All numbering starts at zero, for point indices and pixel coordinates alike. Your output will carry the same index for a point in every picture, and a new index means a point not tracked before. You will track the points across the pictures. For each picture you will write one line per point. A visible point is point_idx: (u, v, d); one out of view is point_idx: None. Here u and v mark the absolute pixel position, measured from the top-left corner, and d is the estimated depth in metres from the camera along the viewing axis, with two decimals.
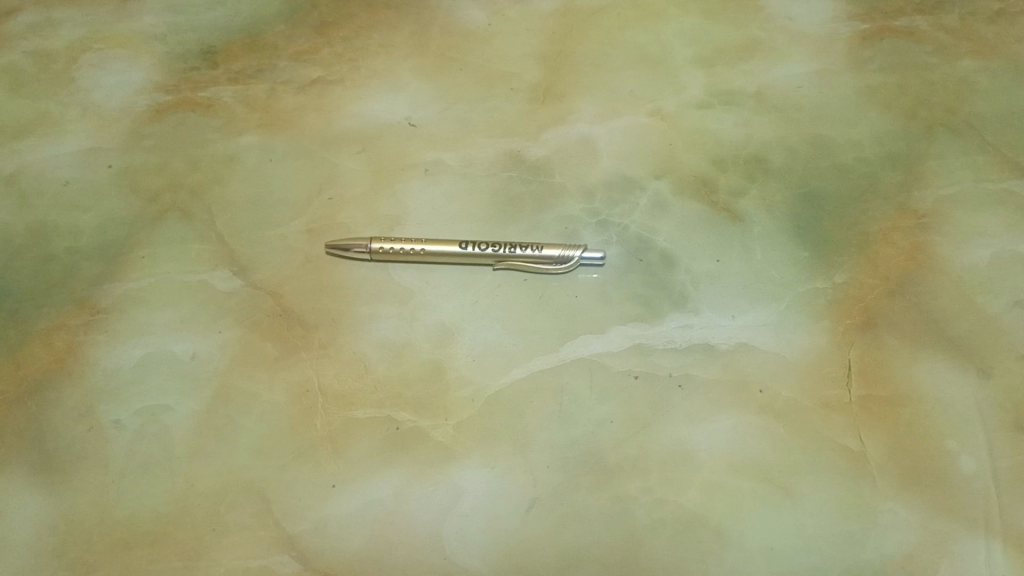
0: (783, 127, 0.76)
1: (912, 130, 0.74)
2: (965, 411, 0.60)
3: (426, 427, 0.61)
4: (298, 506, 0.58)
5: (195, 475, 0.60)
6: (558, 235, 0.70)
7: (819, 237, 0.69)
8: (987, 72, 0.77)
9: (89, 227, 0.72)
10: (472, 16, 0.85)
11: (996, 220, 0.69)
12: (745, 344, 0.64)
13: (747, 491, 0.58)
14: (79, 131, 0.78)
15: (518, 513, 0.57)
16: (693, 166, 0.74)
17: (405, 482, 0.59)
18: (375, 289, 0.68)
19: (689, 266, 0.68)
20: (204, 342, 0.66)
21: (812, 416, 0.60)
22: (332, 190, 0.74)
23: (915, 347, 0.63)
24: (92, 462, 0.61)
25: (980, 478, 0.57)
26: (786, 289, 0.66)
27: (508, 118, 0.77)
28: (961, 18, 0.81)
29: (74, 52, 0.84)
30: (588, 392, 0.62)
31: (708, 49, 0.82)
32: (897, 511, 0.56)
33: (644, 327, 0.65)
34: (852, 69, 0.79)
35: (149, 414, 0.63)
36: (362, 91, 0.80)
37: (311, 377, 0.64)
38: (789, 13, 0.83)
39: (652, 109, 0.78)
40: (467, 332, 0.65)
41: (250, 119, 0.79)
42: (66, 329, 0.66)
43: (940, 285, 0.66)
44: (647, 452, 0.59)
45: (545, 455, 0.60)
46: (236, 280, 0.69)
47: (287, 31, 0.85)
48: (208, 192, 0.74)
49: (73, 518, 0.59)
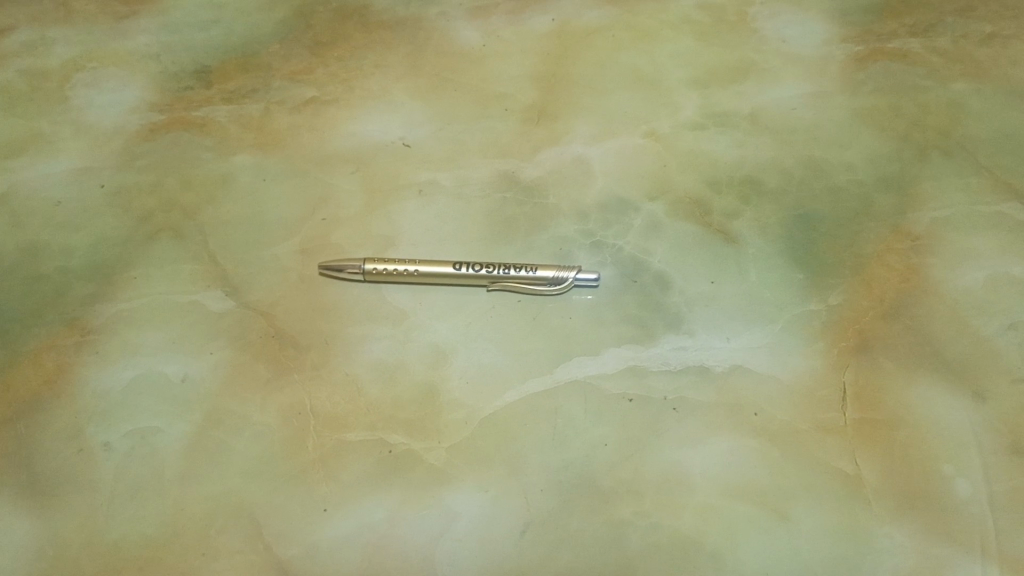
0: (777, 148, 0.76)
1: (906, 152, 0.75)
2: (961, 435, 0.60)
3: (418, 450, 0.61)
4: (289, 529, 0.58)
5: (185, 498, 0.59)
6: (552, 256, 0.70)
7: (812, 259, 0.69)
8: (980, 95, 0.78)
9: (81, 247, 0.72)
10: (467, 37, 0.85)
11: (991, 243, 0.69)
12: (740, 366, 0.63)
13: (743, 515, 0.57)
14: (72, 150, 0.78)
15: (513, 538, 0.57)
16: (687, 187, 0.74)
17: (397, 505, 0.58)
18: (369, 310, 0.68)
19: (684, 288, 0.68)
20: (196, 363, 0.65)
21: (807, 439, 0.60)
22: (325, 210, 0.73)
23: (910, 369, 0.63)
24: (81, 483, 0.60)
25: (976, 502, 0.57)
26: (781, 311, 0.66)
27: (503, 139, 0.77)
28: (953, 41, 0.82)
29: (67, 71, 0.84)
30: (583, 414, 0.62)
31: (702, 71, 0.82)
32: (892, 536, 0.56)
33: (638, 349, 0.64)
34: (846, 91, 0.79)
35: (140, 436, 0.62)
36: (357, 111, 0.80)
37: (304, 399, 0.63)
38: (783, 37, 0.84)
39: (646, 130, 0.78)
40: (461, 353, 0.65)
41: (244, 139, 0.78)
42: (56, 350, 0.66)
43: (934, 307, 0.66)
44: (641, 476, 0.59)
45: (538, 479, 0.59)
46: (228, 300, 0.68)
47: (282, 52, 0.85)
48: (201, 211, 0.74)
49: (60, 542, 0.58)
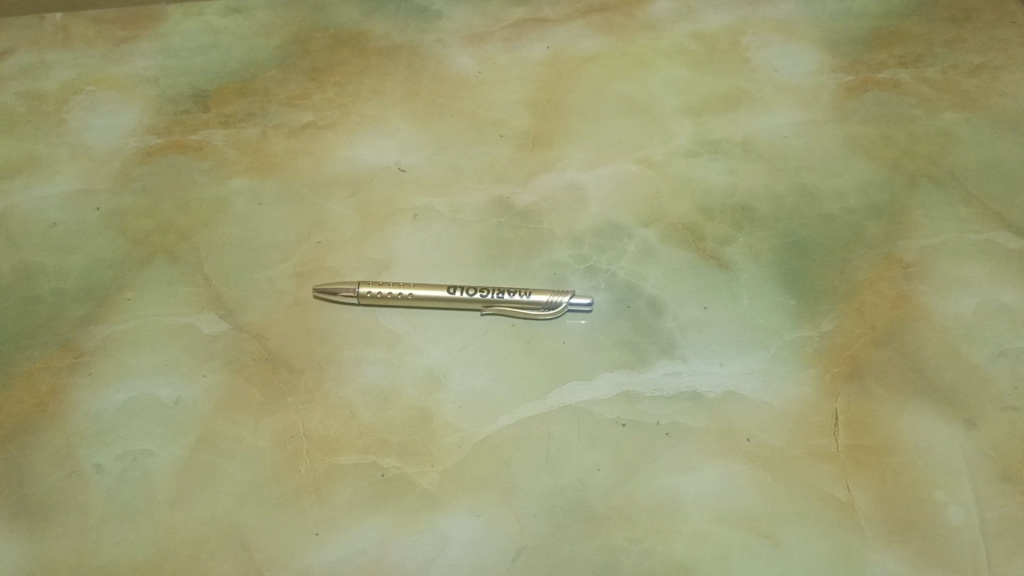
0: (770, 176, 0.77)
1: (897, 181, 0.75)
2: (953, 462, 0.60)
3: (412, 473, 0.61)
4: (281, 553, 0.58)
5: (176, 522, 0.59)
6: (546, 281, 0.70)
7: (805, 285, 0.69)
8: (970, 124, 0.79)
9: (77, 269, 0.72)
10: (463, 64, 0.86)
11: (981, 271, 0.69)
12: (733, 392, 0.64)
13: (736, 540, 0.57)
14: (70, 172, 0.78)
15: (506, 563, 0.57)
16: (681, 213, 0.74)
17: (390, 529, 0.58)
18: (363, 333, 0.68)
19: (677, 313, 0.68)
20: (189, 386, 0.65)
21: (799, 465, 0.60)
22: (320, 234, 0.74)
23: (902, 396, 0.63)
24: (70, 505, 0.60)
25: (968, 529, 0.57)
26: (774, 337, 0.66)
27: (498, 164, 0.78)
28: (943, 71, 0.83)
29: (66, 94, 0.84)
30: (576, 439, 0.62)
31: (696, 100, 0.83)
32: (885, 563, 0.56)
33: (632, 374, 0.65)
34: (837, 120, 0.80)
35: (131, 458, 0.62)
36: (353, 136, 0.81)
37: (297, 422, 0.63)
38: (775, 66, 0.85)
39: (640, 157, 0.78)
40: (454, 377, 0.65)
41: (240, 163, 0.79)
42: (49, 372, 0.66)
43: (925, 334, 0.66)
44: (635, 501, 0.59)
45: (532, 504, 0.59)
46: (222, 323, 0.68)
47: (280, 77, 0.85)
48: (196, 234, 0.74)
49: (50, 564, 0.58)
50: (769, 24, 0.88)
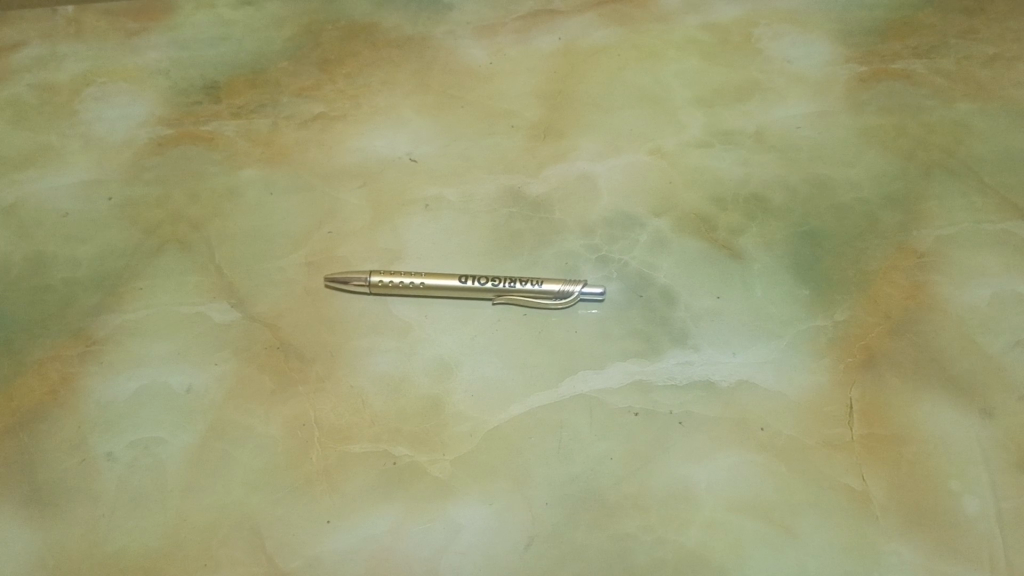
0: (783, 165, 0.76)
1: (911, 171, 0.75)
2: (968, 452, 0.59)
3: (422, 462, 0.60)
4: (291, 541, 0.57)
5: (187, 509, 0.59)
6: (558, 271, 0.70)
7: (818, 275, 0.69)
8: (984, 115, 0.78)
9: (88, 259, 0.72)
10: (474, 55, 0.86)
11: (996, 262, 0.69)
12: (746, 381, 0.63)
13: (749, 530, 0.57)
14: (82, 163, 0.78)
15: (518, 551, 0.56)
16: (693, 203, 0.74)
17: (401, 518, 0.58)
18: (374, 323, 0.68)
19: (689, 303, 0.67)
20: (200, 374, 0.65)
21: (813, 455, 0.60)
22: (331, 224, 0.74)
23: (916, 386, 0.62)
24: (81, 493, 0.60)
25: (984, 519, 0.56)
26: (787, 327, 0.66)
27: (508, 155, 0.78)
28: (957, 62, 0.82)
29: (78, 86, 0.85)
30: (588, 427, 0.61)
31: (708, 90, 0.82)
32: (901, 553, 0.55)
33: (644, 363, 0.64)
34: (849, 110, 0.80)
35: (142, 446, 0.62)
36: (364, 127, 0.80)
37: (307, 410, 0.63)
38: (787, 57, 0.84)
39: (652, 148, 0.78)
40: (465, 367, 0.65)
41: (251, 153, 0.79)
42: (60, 360, 0.66)
43: (940, 325, 0.65)
44: (647, 491, 0.59)
45: (543, 493, 0.59)
46: (234, 312, 0.68)
47: (291, 68, 0.85)
48: (207, 224, 0.74)
49: (61, 550, 0.57)
50: (781, 16, 0.88)
